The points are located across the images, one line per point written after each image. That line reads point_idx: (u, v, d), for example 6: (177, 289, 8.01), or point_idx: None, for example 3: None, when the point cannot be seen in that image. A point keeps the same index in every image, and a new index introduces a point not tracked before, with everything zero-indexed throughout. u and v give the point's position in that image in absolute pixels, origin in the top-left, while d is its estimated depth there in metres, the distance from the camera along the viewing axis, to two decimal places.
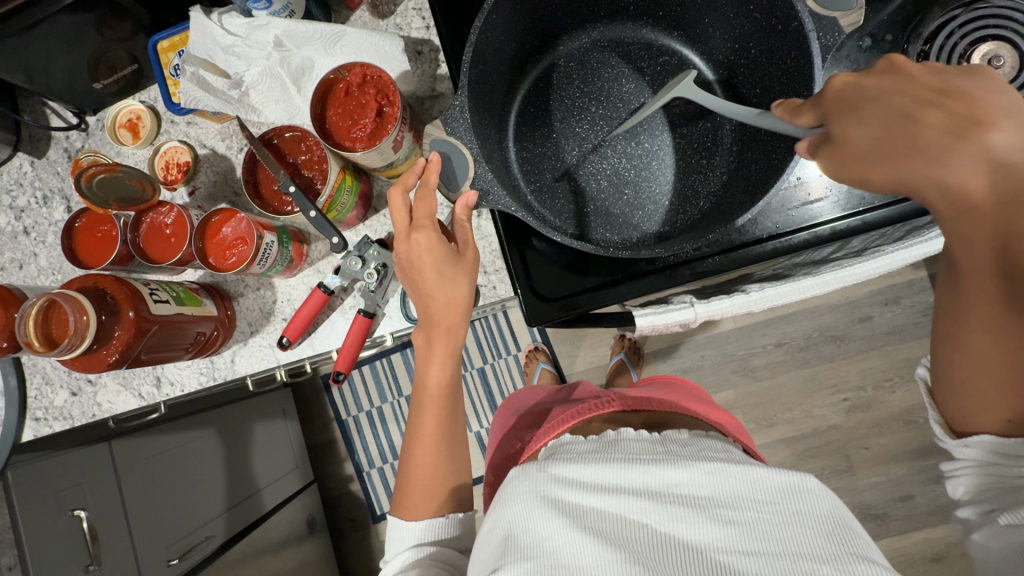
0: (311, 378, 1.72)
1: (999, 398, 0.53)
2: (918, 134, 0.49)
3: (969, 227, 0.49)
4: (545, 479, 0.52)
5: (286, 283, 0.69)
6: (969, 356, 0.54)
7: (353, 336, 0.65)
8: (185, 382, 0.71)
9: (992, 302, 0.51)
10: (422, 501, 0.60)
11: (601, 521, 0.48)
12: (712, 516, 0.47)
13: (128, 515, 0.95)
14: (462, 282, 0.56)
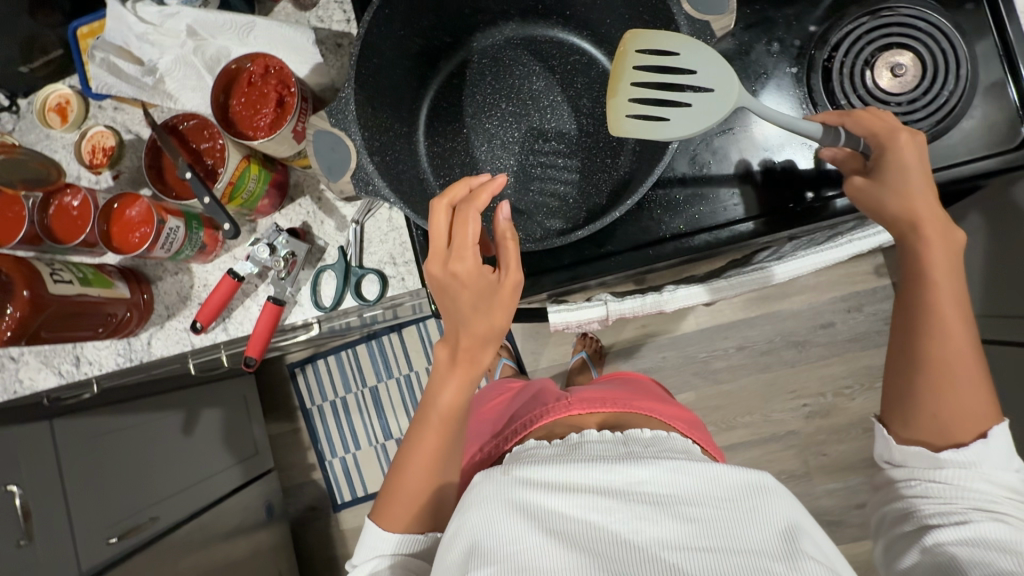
0: (278, 366, 1.74)
1: (954, 406, 0.55)
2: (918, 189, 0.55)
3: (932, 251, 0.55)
4: (510, 482, 0.52)
5: (203, 268, 0.70)
6: (937, 365, 0.56)
7: (264, 322, 0.67)
8: (104, 362, 0.72)
9: (949, 302, 0.55)
10: (401, 515, 0.61)
11: (567, 525, 0.48)
12: (673, 513, 0.48)
13: (67, 493, 0.97)
14: (497, 320, 0.56)
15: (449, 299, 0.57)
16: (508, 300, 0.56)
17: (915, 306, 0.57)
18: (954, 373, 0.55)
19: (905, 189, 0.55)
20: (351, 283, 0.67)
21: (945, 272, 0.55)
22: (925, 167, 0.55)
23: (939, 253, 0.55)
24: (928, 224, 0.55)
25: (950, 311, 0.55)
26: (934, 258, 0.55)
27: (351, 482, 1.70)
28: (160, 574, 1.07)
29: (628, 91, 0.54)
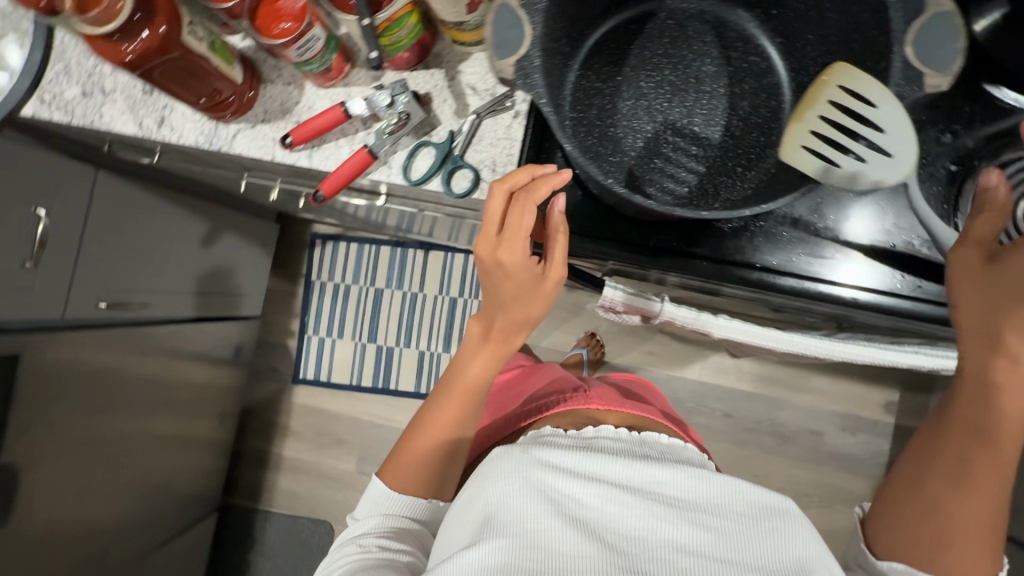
0: (302, 229, 1.74)
1: (970, 535, 0.58)
2: (1016, 323, 0.56)
3: (1002, 387, 0.57)
4: (532, 462, 0.63)
5: (315, 91, 0.70)
6: (959, 495, 0.59)
7: (350, 166, 0.67)
8: (184, 134, 0.72)
9: (999, 435, 0.58)
10: (409, 474, 0.71)
11: (584, 511, 0.59)
12: (689, 519, 0.59)
13: (81, 242, 0.98)
14: (539, 305, 0.64)
15: (492, 282, 0.63)
16: (551, 290, 0.62)
17: (965, 429, 0.59)
18: (975, 508, 0.58)
19: (1004, 309, 0.57)
20: (447, 169, 0.67)
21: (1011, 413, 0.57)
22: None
23: (1008, 399, 0.57)
24: (1011, 354, 0.57)
25: (981, 454, 0.58)
26: (981, 402, 0.58)
27: (319, 364, 1.71)
28: (125, 355, 1.09)
29: (812, 123, 0.55)
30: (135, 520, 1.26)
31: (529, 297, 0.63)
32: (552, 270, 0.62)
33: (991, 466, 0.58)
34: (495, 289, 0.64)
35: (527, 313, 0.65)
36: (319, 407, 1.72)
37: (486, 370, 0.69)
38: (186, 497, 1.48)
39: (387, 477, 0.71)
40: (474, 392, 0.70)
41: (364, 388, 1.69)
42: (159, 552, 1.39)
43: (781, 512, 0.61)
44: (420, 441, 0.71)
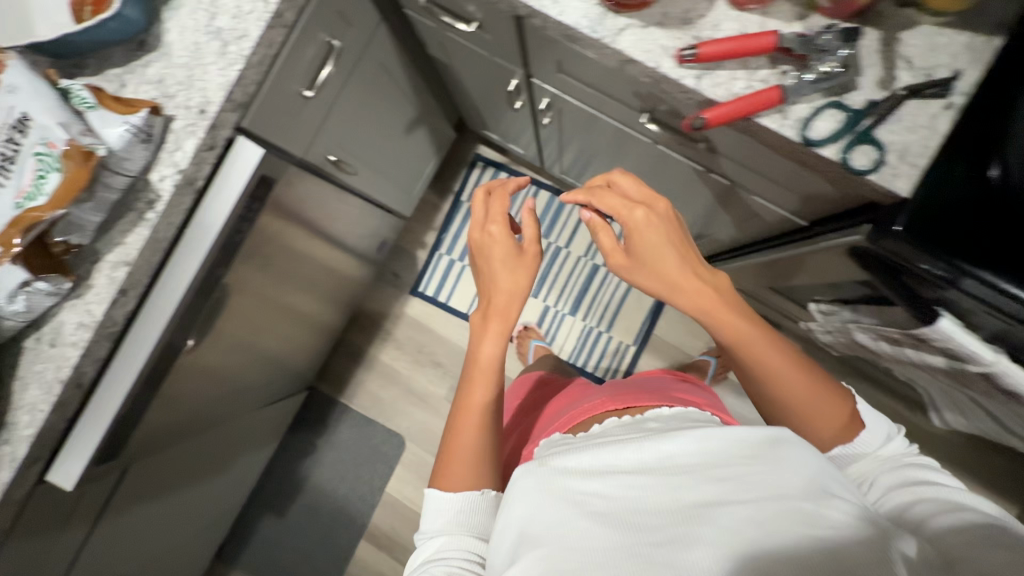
0: (468, 147, 1.68)
1: (814, 413, 0.66)
2: (668, 266, 0.63)
3: (751, 341, 0.64)
4: (550, 472, 0.55)
5: (727, 11, 0.63)
6: (773, 379, 0.65)
7: (752, 103, 0.60)
8: (565, 12, 0.65)
9: (767, 334, 0.65)
10: (464, 470, 0.66)
11: (608, 504, 0.51)
12: (706, 475, 0.51)
13: (342, 88, 0.93)
14: (524, 276, 0.68)
15: (484, 256, 0.70)
16: (530, 264, 0.69)
17: (769, 401, 0.67)
18: (781, 386, 0.65)
19: (669, 276, 0.63)
20: (851, 141, 0.60)
21: (692, 282, 0.63)
22: (674, 232, 0.64)
23: (745, 324, 0.64)
24: (729, 326, 0.64)
25: (793, 377, 0.64)
26: (744, 345, 0.64)
27: (442, 284, 1.68)
28: (323, 214, 1.06)
29: None
30: (256, 376, 1.25)
31: (526, 269, 0.68)
32: (529, 248, 0.69)
33: (775, 355, 0.64)
34: (491, 275, 0.69)
35: (507, 307, 0.68)
36: (428, 325, 1.69)
37: (496, 347, 0.67)
38: (293, 369, 1.48)
39: (442, 485, 0.66)
40: (495, 372, 0.67)
41: None
42: (257, 413, 1.38)
43: (778, 440, 0.53)
44: (460, 435, 0.67)
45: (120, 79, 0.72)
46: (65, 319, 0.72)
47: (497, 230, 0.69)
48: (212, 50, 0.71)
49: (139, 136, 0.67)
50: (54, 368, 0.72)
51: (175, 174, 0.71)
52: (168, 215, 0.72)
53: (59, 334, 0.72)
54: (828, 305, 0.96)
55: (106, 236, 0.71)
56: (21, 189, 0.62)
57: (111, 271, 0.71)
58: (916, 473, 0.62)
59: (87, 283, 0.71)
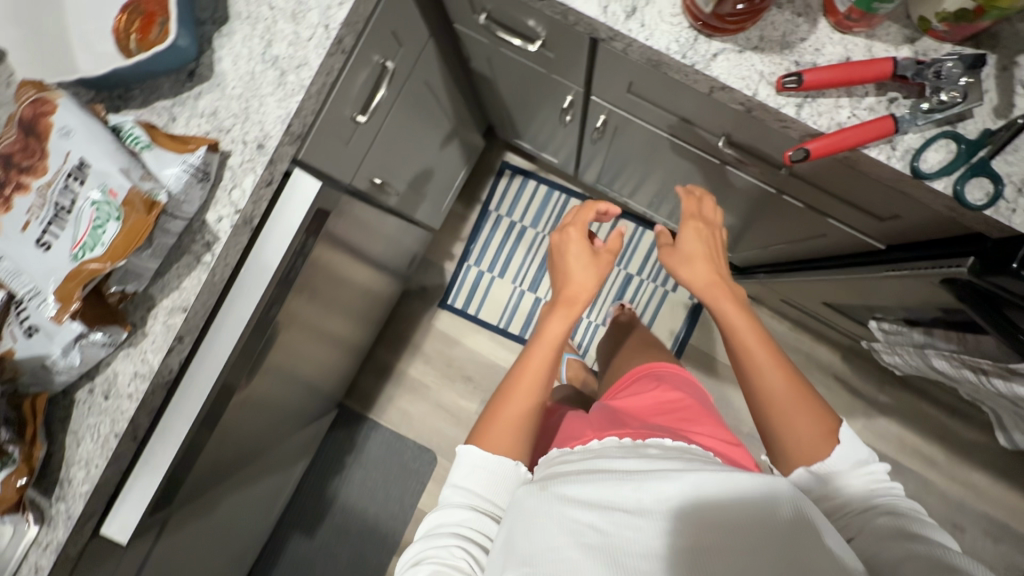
0: (495, 155, 1.64)
1: (802, 423, 0.64)
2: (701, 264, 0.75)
3: (755, 339, 0.69)
4: (550, 498, 0.55)
5: (829, 34, 0.59)
6: (771, 377, 0.67)
7: (860, 133, 0.57)
8: (653, 35, 0.61)
9: (767, 339, 0.69)
10: (505, 437, 0.65)
11: (597, 536, 0.51)
12: (696, 521, 0.50)
13: (390, 109, 0.88)
14: (597, 271, 0.75)
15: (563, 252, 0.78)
16: (605, 260, 0.76)
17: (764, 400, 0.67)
18: (784, 385, 0.66)
19: (694, 268, 0.76)
20: (967, 172, 0.57)
21: (712, 276, 0.74)
22: (714, 249, 0.78)
23: (737, 313, 0.71)
24: (733, 315, 0.71)
25: (775, 376, 0.66)
26: (744, 339, 0.70)
27: (471, 296, 1.65)
28: (365, 237, 1.01)
29: None
30: (292, 402, 1.21)
31: (599, 269, 0.75)
32: (603, 253, 0.76)
33: (785, 360, 0.68)
34: (566, 267, 0.76)
35: (580, 295, 0.73)
36: (457, 338, 1.65)
37: (563, 325, 0.70)
38: (324, 389, 1.44)
39: (479, 446, 0.65)
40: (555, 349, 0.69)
41: (508, 334, 1.63)
42: (290, 436, 1.35)
43: (777, 492, 0.51)
44: (514, 402, 0.66)
45: (169, 112, 0.67)
46: (120, 369, 0.68)
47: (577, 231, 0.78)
48: (269, 80, 0.66)
49: (197, 176, 0.62)
50: (109, 421, 0.68)
51: (232, 214, 0.67)
52: (225, 256, 0.68)
53: (114, 384, 0.68)
54: (893, 325, 0.95)
55: (162, 281, 0.67)
56: (78, 239, 0.58)
57: (167, 318, 0.67)
58: (884, 521, 0.57)
59: (142, 331, 0.67)
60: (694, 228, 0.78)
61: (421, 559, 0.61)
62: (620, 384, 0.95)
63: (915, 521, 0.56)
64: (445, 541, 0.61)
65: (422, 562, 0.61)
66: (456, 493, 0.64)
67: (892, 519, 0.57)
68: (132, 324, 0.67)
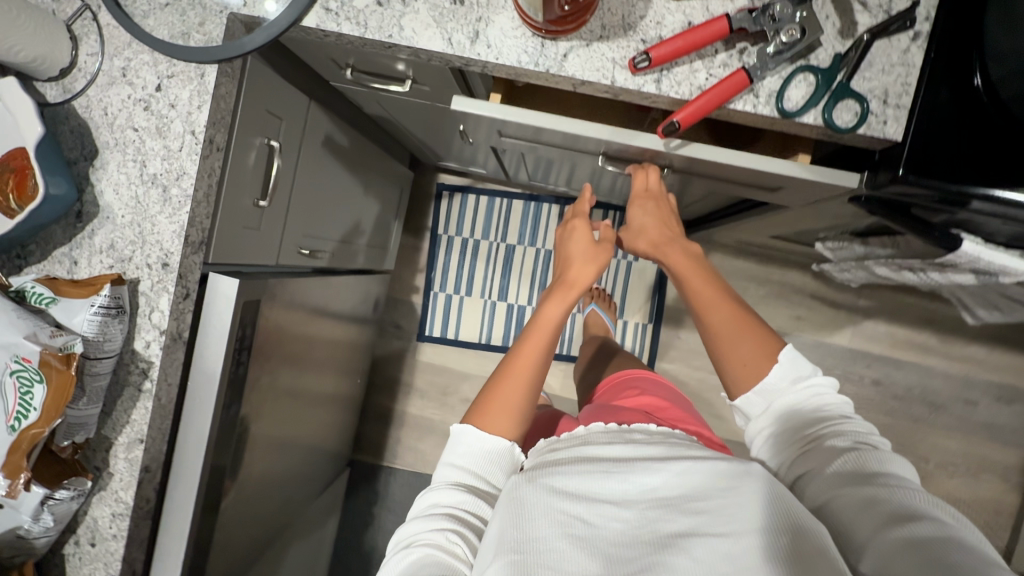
0: (429, 181, 1.65)
1: (749, 353, 0.60)
2: (648, 232, 0.71)
3: (703, 286, 0.64)
4: (539, 487, 0.49)
5: (665, 4, 0.60)
6: (717, 315, 0.62)
7: (721, 92, 0.57)
8: (501, 53, 0.62)
9: (719, 286, 0.64)
10: (500, 418, 0.62)
11: (586, 531, 0.45)
12: (683, 509, 0.46)
13: (293, 181, 0.89)
14: (594, 256, 0.70)
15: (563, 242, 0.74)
16: (598, 250, 0.71)
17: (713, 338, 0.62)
18: (733, 319, 0.61)
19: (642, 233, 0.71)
20: (831, 99, 0.58)
21: (658, 236, 0.70)
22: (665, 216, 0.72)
23: (693, 272, 0.66)
24: (680, 267, 0.67)
25: (722, 316, 0.62)
26: (697, 296, 0.64)
27: (446, 321, 1.64)
28: (314, 305, 1.02)
29: None
30: (295, 479, 1.22)
31: (598, 261, 0.70)
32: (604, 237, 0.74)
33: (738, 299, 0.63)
34: (566, 253, 0.73)
35: (579, 281, 0.68)
36: (445, 364, 1.66)
37: (558, 305, 0.66)
38: (327, 453, 1.44)
39: (476, 426, 0.61)
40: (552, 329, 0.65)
41: (493, 347, 1.63)
42: (307, 508, 1.36)
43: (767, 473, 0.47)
44: (509, 389, 0.62)
45: (70, 257, 0.68)
46: (98, 514, 0.68)
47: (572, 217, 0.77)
48: (154, 199, 0.66)
49: (110, 314, 0.63)
50: (103, 565, 0.69)
51: (160, 338, 0.67)
52: (165, 378, 0.69)
53: (96, 530, 0.69)
54: (837, 243, 0.95)
55: (111, 420, 0.68)
56: (9, 411, 0.57)
57: (127, 454, 0.68)
58: (837, 461, 0.52)
59: (107, 472, 0.68)
60: (647, 205, 0.73)
61: (414, 541, 0.54)
62: (604, 389, 0.98)
63: (868, 454, 0.52)
64: (440, 523, 0.54)
65: (416, 544, 0.54)
66: (456, 471, 0.60)
67: (845, 455, 0.52)
68: (95, 469, 0.68)
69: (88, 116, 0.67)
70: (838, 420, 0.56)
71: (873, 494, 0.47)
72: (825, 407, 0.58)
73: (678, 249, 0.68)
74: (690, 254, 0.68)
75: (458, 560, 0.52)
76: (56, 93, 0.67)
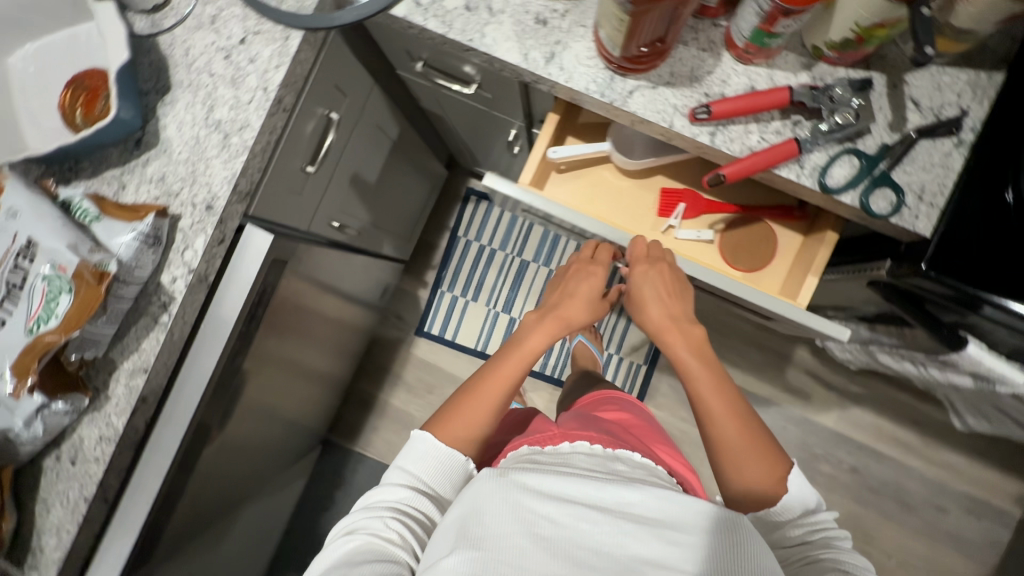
0: (460, 184, 1.69)
1: (747, 462, 0.61)
2: (654, 301, 0.70)
3: (704, 378, 0.65)
4: (508, 486, 0.52)
5: (731, 67, 0.63)
6: (716, 418, 0.62)
7: (773, 156, 0.61)
8: (572, 78, 0.65)
9: (720, 381, 0.65)
10: (461, 434, 0.62)
11: (550, 530, 0.48)
12: (656, 534, 0.48)
13: (344, 153, 0.92)
14: (587, 301, 0.72)
15: (570, 277, 0.75)
16: (591, 298, 0.73)
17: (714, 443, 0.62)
18: (734, 425, 0.62)
19: (644, 304, 0.71)
20: (870, 184, 0.61)
21: (665, 310, 0.69)
22: (674, 284, 0.71)
23: (694, 359, 0.66)
24: (679, 348, 0.68)
25: (725, 423, 0.62)
26: (700, 387, 0.65)
27: (447, 321, 1.66)
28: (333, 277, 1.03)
29: None
30: (269, 446, 1.22)
31: (595, 306, 0.73)
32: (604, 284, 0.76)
33: (741, 403, 0.63)
34: (567, 287, 0.74)
35: (568, 317, 0.71)
36: (436, 364, 1.67)
37: (541, 338, 0.68)
38: (305, 430, 1.43)
39: (433, 437, 0.62)
40: (527, 359, 0.66)
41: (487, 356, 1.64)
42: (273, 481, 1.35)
43: (740, 527, 0.50)
44: (476, 403, 0.63)
45: (118, 181, 0.70)
46: (85, 434, 0.69)
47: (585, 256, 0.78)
48: (214, 142, 0.69)
49: (147, 242, 0.65)
50: (77, 486, 0.69)
51: (186, 274, 0.69)
52: (182, 315, 0.70)
53: (81, 449, 0.69)
54: None
55: (121, 344, 0.69)
56: (32, 313, 0.59)
57: (127, 381, 0.69)
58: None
59: (104, 395, 0.69)
60: (651, 272, 0.70)
61: (357, 529, 0.58)
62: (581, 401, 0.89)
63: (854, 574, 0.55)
64: (381, 513, 0.58)
65: (356, 533, 0.58)
66: (401, 471, 0.62)
67: (831, 571, 0.55)
68: (94, 389, 0.69)
69: (169, 53, 0.70)
70: (836, 547, 0.58)
71: None
72: (828, 534, 0.60)
73: (681, 326, 0.69)
74: (696, 337, 0.67)
75: (394, 545, 0.56)
76: (144, 26, 0.70)
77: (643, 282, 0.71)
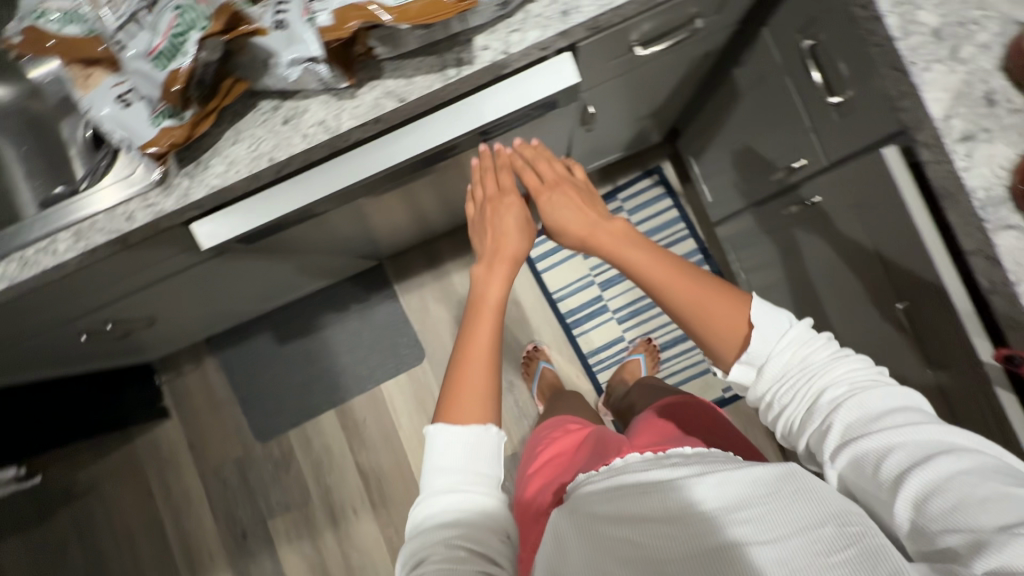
0: (654, 158, 1.62)
1: (729, 334, 0.59)
2: (573, 218, 0.69)
3: (640, 263, 0.62)
4: (578, 529, 0.50)
5: None
6: (668, 294, 0.60)
7: None
8: (970, 170, 0.58)
9: (657, 260, 0.62)
10: (474, 410, 0.60)
11: (643, 546, 0.47)
12: (734, 524, 0.47)
13: (657, 56, 0.86)
14: (524, 238, 0.71)
15: (494, 217, 0.73)
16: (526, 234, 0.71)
17: (691, 323, 0.60)
18: (703, 316, 0.59)
19: (560, 224, 0.70)
20: None
21: (575, 224, 0.69)
22: (583, 197, 0.71)
23: (625, 245, 0.64)
24: (603, 242, 0.66)
25: (678, 299, 0.60)
26: (651, 278, 0.62)
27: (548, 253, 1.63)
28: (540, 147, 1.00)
29: None
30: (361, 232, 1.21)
31: (529, 230, 0.72)
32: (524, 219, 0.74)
33: (689, 272, 0.61)
34: (498, 226, 0.72)
35: (514, 253, 0.70)
36: None
37: (502, 284, 0.67)
38: (383, 241, 1.43)
39: (443, 424, 0.59)
40: (500, 309, 0.65)
41: (555, 307, 1.62)
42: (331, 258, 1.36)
43: (791, 483, 0.49)
44: (472, 372, 0.61)
45: None
46: (313, 109, 0.68)
47: (492, 191, 0.74)
48: None
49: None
50: (270, 142, 0.68)
51: (497, 52, 0.65)
52: (462, 82, 0.67)
53: (298, 116, 0.68)
54: None
55: (400, 64, 0.67)
56: None
57: (379, 96, 0.67)
58: (852, 455, 0.51)
59: (353, 92, 0.67)
60: (554, 193, 0.71)
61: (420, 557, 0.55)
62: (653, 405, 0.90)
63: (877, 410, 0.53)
64: (439, 538, 0.55)
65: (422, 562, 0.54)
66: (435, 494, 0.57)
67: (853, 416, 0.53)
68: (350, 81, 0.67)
69: None
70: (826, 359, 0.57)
71: (907, 457, 0.48)
72: (819, 379, 0.57)
73: (593, 235, 0.67)
74: (625, 229, 0.66)
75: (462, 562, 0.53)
76: None
77: (556, 214, 0.70)
